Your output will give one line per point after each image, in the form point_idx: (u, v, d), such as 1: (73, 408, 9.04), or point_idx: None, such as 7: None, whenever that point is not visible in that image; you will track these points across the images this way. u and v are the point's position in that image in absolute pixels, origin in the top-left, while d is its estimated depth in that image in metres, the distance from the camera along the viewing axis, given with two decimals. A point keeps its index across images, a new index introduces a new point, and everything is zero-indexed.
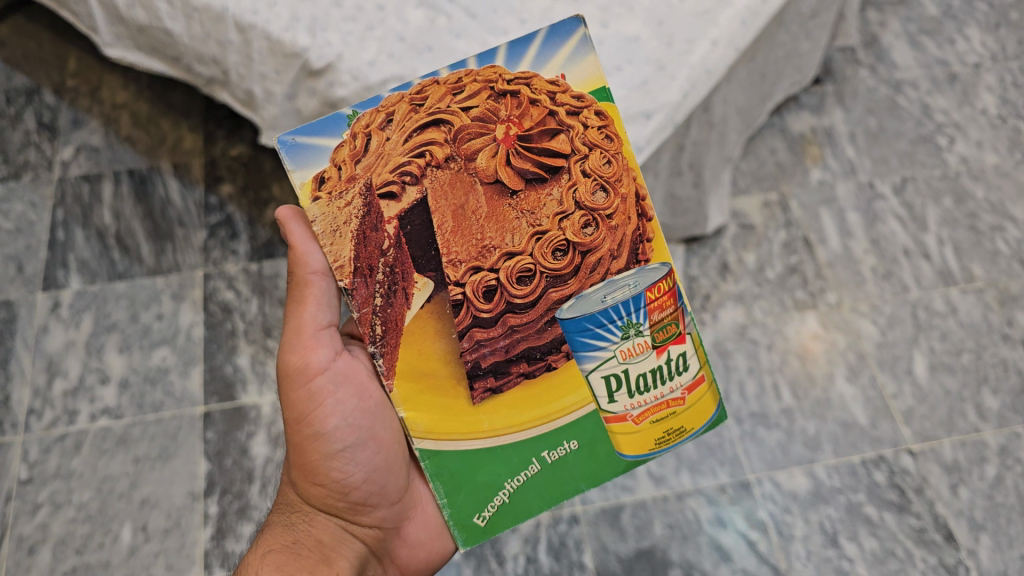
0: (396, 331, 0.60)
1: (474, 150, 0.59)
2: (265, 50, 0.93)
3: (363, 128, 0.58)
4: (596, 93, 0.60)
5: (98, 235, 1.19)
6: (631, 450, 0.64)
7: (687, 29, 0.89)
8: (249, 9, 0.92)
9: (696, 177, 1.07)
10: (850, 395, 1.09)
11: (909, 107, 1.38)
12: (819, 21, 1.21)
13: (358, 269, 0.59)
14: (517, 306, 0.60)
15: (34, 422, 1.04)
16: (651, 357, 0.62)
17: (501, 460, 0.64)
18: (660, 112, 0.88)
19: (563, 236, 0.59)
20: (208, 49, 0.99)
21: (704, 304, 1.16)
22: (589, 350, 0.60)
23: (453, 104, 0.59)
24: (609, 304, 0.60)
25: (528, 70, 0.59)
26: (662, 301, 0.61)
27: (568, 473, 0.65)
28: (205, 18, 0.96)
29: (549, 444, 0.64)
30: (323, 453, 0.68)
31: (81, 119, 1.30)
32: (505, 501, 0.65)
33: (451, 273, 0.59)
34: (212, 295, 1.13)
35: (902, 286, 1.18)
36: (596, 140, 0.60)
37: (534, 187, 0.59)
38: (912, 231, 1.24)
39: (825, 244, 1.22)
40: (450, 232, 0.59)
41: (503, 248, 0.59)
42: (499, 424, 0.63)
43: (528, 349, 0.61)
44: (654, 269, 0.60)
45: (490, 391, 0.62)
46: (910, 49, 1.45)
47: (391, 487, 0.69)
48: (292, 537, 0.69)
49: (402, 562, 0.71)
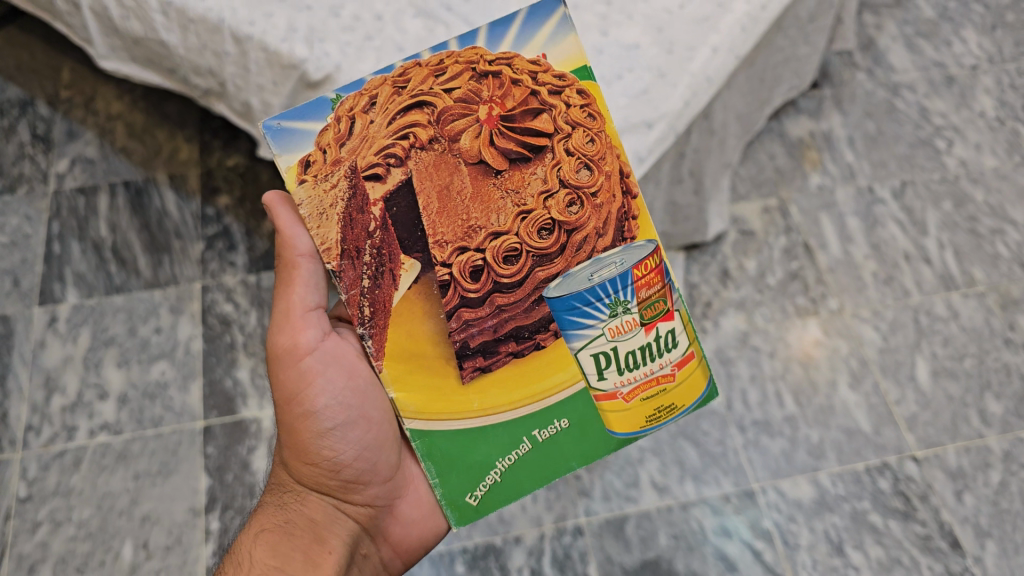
0: (384, 313, 0.61)
1: (458, 131, 0.59)
2: (262, 61, 0.92)
3: (347, 112, 0.59)
4: (578, 72, 0.60)
5: (94, 248, 1.18)
6: (623, 427, 0.64)
7: (687, 36, 0.89)
8: (246, 20, 0.91)
9: (697, 184, 1.06)
10: (853, 402, 1.08)
11: (907, 110, 1.37)
12: (817, 25, 1.21)
13: (346, 251, 0.60)
14: (503, 285, 0.60)
15: (33, 439, 1.03)
16: (640, 334, 0.61)
17: (491, 440, 0.64)
18: (661, 121, 0.87)
19: (548, 215, 0.59)
20: (205, 60, 0.98)
21: (705, 312, 1.16)
22: (577, 329, 0.60)
23: (435, 86, 0.60)
24: (596, 283, 0.59)
25: (508, 51, 0.60)
26: (649, 277, 0.60)
27: (559, 452, 0.65)
28: (202, 29, 0.95)
29: (541, 422, 0.64)
30: (313, 433, 0.68)
31: (76, 130, 1.30)
32: (498, 480, 0.65)
33: (438, 253, 0.59)
34: (210, 308, 1.12)
35: (903, 291, 1.18)
36: (578, 118, 0.60)
37: (518, 166, 0.59)
38: (912, 235, 1.24)
39: (825, 250, 1.21)
40: (435, 213, 0.59)
41: (488, 228, 0.59)
42: (490, 403, 0.63)
43: (515, 328, 0.61)
44: (640, 247, 0.60)
45: (479, 370, 0.62)
46: (907, 52, 1.44)
47: (381, 465, 0.70)
48: (285, 516, 0.70)
49: (395, 539, 0.72)
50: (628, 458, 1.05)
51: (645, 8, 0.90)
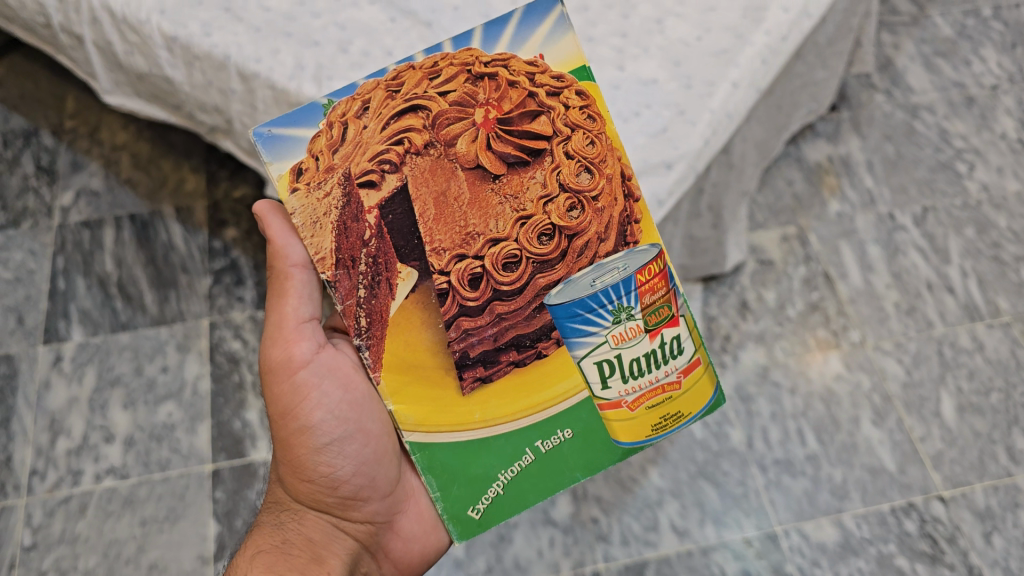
0: (381, 322, 0.60)
1: (454, 135, 0.59)
2: (269, 100, 0.90)
3: (340, 118, 0.59)
4: (575, 73, 0.60)
5: (99, 283, 1.16)
6: (628, 437, 0.62)
7: (705, 71, 0.86)
8: (251, 57, 0.89)
9: (715, 218, 1.04)
10: (876, 438, 1.06)
11: (927, 133, 1.35)
12: (835, 49, 1.19)
13: (341, 260, 0.59)
14: (503, 293, 0.59)
15: (37, 483, 1.01)
16: (645, 341, 0.60)
17: (492, 452, 0.62)
18: (681, 161, 0.85)
19: (548, 220, 0.59)
20: (210, 98, 0.97)
21: (724, 346, 1.13)
22: (580, 336, 0.59)
23: (430, 90, 0.60)
24: (598, 288, 0.59)
25: (504, 52, 0.60)
26: (653, 283, 0.60)
27: (562, 463, 0.63)
28: (207, 66, 0.93)
29: (543, 433, 0.62)
30: (310, 448, 0.67)
31: (81, 161, 1.28)
32: (499, 494, 0.64)
33: (435, 261, 0.59)
34: (218, 345, 1.10)
35: (926, 323, 1.15)
36: (577, 121, 0.60)
37: (516, 171, 0.59)
38: (934, 264, 1.21)
39: (846, 280, 1.18)
40: (432, 219, 0.59)
41: (486, 234, 0.59)
42: (490, 414, 0.61)
43: (516, 336, 0.60)
44: (644, 251, 0.59)
45: (480, 380, 0.61)
46: (925, 71, 1.42)
47: (380, 480, 0.69)
48: (281, 536, 0.69)
49: (396, 554, 0.71)
50: (646, 500, 1.02)
51: (661, 40, 0.87)
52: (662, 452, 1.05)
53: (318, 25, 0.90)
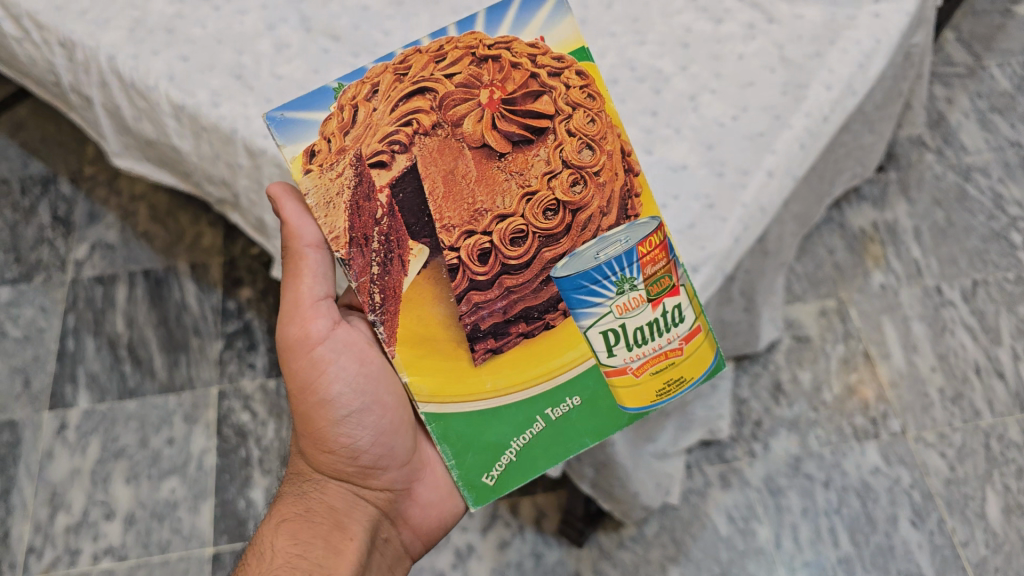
0: (394, 299, 0.55)
1: (460, 116, 0.55)
2: (276, 178, 0.87)
3: (351, 101, 0.55)
4: (575, 53, 0.56)
5: (109, 345, 1.14)
6: (634, 403, 0.59)
7: (740, 155, 0.74)
8: (259, 133, 0.86)
9: (748, 302, 0.98)
10: (915, 541, 0.99)
11: (981, 198, 1.27)
12: (883, 113, 1.12)
13: (354, 238, 0.55)
14: (512, 267, 0.55)
15: (33, 562, 1.00)
16: (647, 310, 0.57)
17: (504, 421, 0.58)
18: (708, 264, 0.71)
19: (552, 196, 0.55)
20: (219, 170, 0.93)
21: (755, 432, 1.07)
22: (586, 307, 0.56)
23: (436, 72, 0.56)
24: (602, 261, 0.55)
25: (506, 35, 0.56)
26: (654, 254, 0.56)
27: (573, 430, 0.60)
28: (214, 139, 0.90)
29: (551, 401, 0.58)
30: (328, 421, 0.63)
31: (98, 212, 1.25)
32: (514, 461, 0.59)
33: (445, 238, 0.55)
34: (226, 417, 1.08)
35: (973, 411, 1.08)
36: (578, 100, 0.56)
37: (521, 149, 0.55)
38: (983, 344, 1.14)
39: (887, 361, 1.11)
40: (440, 197, 0.55)
41: (494, 210, 0.55)
42: (503, 384, 0.58)
43: (525, 308, 0.56)
44: (645, 224, 0.56)
45: (491, 352, 0.57)
46: (980, 129, 1.35)
47: (398, 448, 0.64)
48: (304, 505, 0.65)
49: (416, 521, 0.66)
50: None
51: (694, 120, 0.76)
52: (684, 549, 1.00)
53: None
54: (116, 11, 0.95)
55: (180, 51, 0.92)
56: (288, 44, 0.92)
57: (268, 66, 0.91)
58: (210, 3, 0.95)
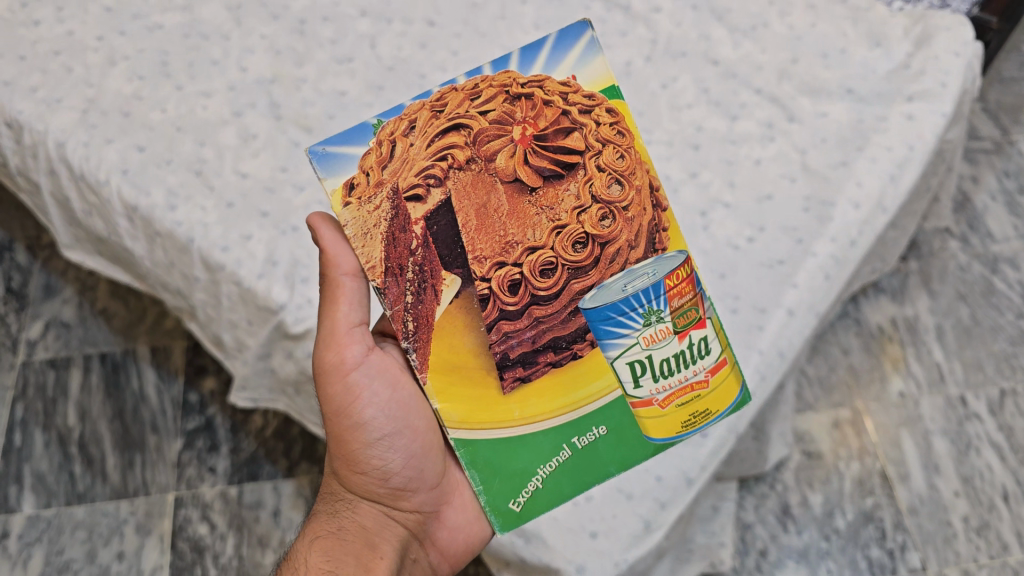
0: (428, 326, 0.59)
1: (494, 151, 0.58)
2: (235, 297, 0.77)
3: (389, 135, 0.58)
4: (606, 92, 0.60)
5: (58, 440, 1.05)
6: (660, 434, 0.62)
7: (759, 294, 0.76)
8: (218, 243, 0.78)
9: (757, 430, 0.91)
10: None
11: (1009, 292, 1.17)
12: (910, 210, 1.02)
13: (389, 269, 0.58)
14: (541, 298, 0.59)
15: None
16: (674, 342, 0.60)
17: (532, 448, 0.62)
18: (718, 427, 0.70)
19: (581, 229, 0.59)
20: (173, 279, 0.82)
21: (760, 564, 1.01)
22: (613, 338, 0.59)
23: (471, 109, 0.59)
24: (630, 293, 0.58)
25: (539, 74, 0.60)
26: (681, 288, 0.59)
27: (599, 460, 0.63)
28: (169, 245, 0.81)
29: (578, 430, 0.62)
30: (362, 443, 0.66)
31: (54, 285, 1.15)
32: (539, 489, 0.63)
33: (477, 268, 0.58)
34: (182, 529, 0.99)
35: (1001, 545, 0.99)
36: (608, 136, 0.59)
37: (552, 184, 0.59)
38: (1012, 466, 1.04)
39: (906, 483, 1.03)
40: (474, 229, 0.58)
41: (525, 243, 0.58)
42: (531, 412, 0.61)
43: (553, 338, 0.60)
44: (672, 257, 0.59)
45: (519, 380, 0.61)
46: (1010, 214, 1.24)
47: (426, 471, 0.68)
48: (336, 524, 0.67)
49: (440, 542, 0.69)
50: None
51: (706, 240, 0.80)
52: None
53: (298, 204, 0.81)
54: (69, 90, 0.90)
55: (136, 140, 0.86)
56: (255, 134, 0.86)
57: (232, 161, 0.84)
58: (172, 81, 0.91)
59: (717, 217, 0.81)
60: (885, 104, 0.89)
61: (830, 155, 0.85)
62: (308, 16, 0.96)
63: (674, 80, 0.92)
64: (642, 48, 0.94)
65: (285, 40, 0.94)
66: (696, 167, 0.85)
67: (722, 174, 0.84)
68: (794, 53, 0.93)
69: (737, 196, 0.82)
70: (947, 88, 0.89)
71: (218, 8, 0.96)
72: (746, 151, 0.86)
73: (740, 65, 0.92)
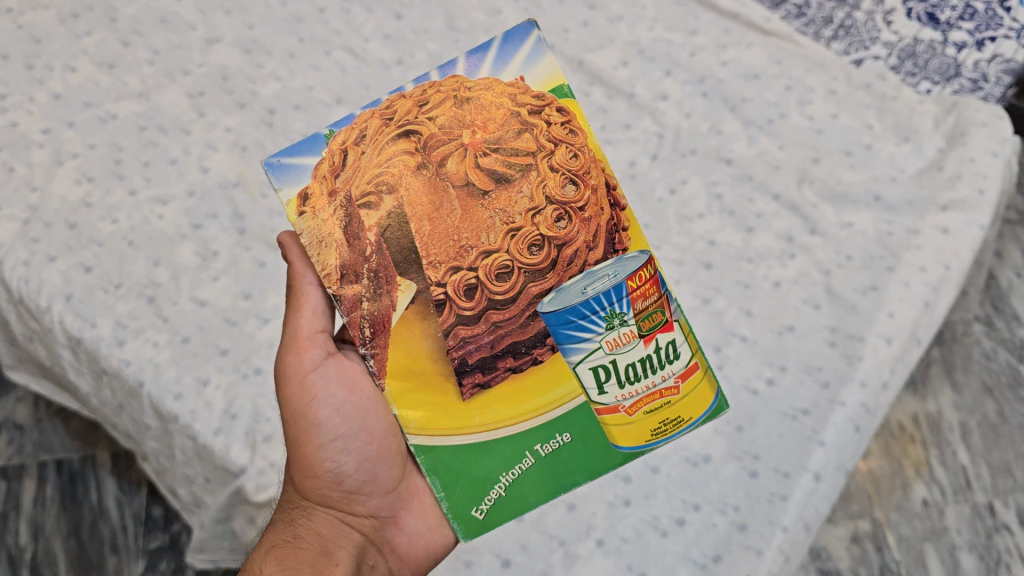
0: (385, 334, 0.52)
1: (444, 155, 0.51)
2: (190, 452, 0.69)
3: (339, 145, 0.51)
4: (558, 92, 0.51)
5: (8, 561, 0.95)
6: (627, 442, 0.53)
7: (783, 455, 0.68)
8: (172, 391, 0.69)
9: None
10: None
11: None
12: None
13: (346, 276, 0.52)
14: (498, 303, 0.51)
15: None
16: (639, 346, 0.51)
17: (492, 456, 0.53)
18: None
19: (537, 231, 0.50)
20: (122, 421, 0.73)
21: None
22: (573, 342, 0.50)
23: (420, 115, 0.52)
24: (589, 296, 0.49)
25: (486, 76, 0.52)
26: (645, 289, 0.50)
27: (565, 471, 0.54)
28: (117, 386, 0.72)
29: (542, 437, 0.53)
30: (314, 444, 0.58)
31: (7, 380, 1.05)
32: (501, 497, 0.54)
33: (431, 274, 0.51)
34: None
35: None
36: (560, 136, 0.51)
37: (504, 186, 0.50)
38: None
39: None
40: (426, 235, 0.50)
41: (479, 247, 0.50)
42: (491, 418, 0.53)
43: (511, 343, 0.51)
44: (634, 257, 0.50)
45: (479, 386, 0.52)
46: None
47: (386, 473, 0.59)
48: (288, 533, 0.57)
49: (404, 551, 0.59)
50: None
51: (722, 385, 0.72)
52: None
53: (262, 340, 0.72)
54: (10, 195, 0.81)
55: (83, 259, 0.77)
56: (215, 252, 0.77)
57: (189, 287, 0.75)
58: (125, 184, 0.82)
59: (733, 354, 0.73)
60: (917, 213, 0.80)
61: (858, 278, 0.76)
62: (278, 105, 0.88)
63: (683, 184, 0.83)
64: (648, 145, 0.86)
65: (252, 136, 0.85)
66: (708, 291, 0.77)
67: (737, 301, 0.76)
68: (817, 151, 0.85)
69: (755, 327, 0.74)
70: (986, 196, 0.80)
71: (178, 96, 0.88)
72: (764, 271, 0.77)
73: (755, 165, 0.83)
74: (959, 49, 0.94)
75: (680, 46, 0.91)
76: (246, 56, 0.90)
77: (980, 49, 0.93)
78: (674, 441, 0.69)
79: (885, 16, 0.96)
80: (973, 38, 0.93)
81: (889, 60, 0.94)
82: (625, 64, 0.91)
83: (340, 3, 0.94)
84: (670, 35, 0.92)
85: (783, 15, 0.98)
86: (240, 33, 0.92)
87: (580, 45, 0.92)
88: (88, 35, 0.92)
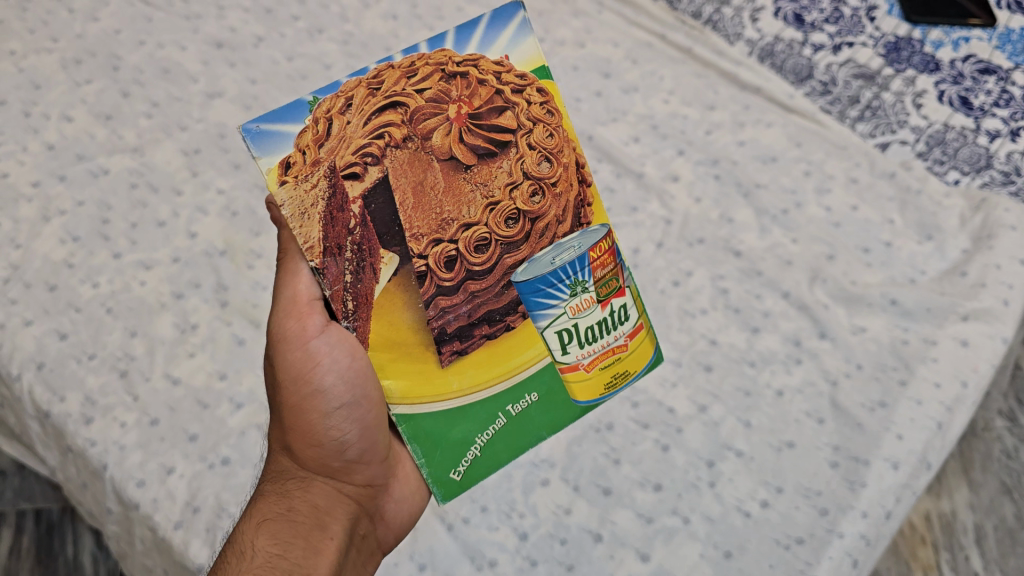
0: (367, 306, 0.52)
1: (429, 129, 0.51)
2: (150, 542, 0.67)
3: (325, 113, 0.50)
4: (539, 72, 0.52)
5: None
6: (584, 396, 0.59)
7: None
8: (135, 478, 0.67)
9: None
10: None
11: None
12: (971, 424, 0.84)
13: (328, 248, 0.50)
14: (476, 273, 0.52)
15: None
16: (597, 310, 0.56)
17: (470, 418, 0.57)
18: None
19: (513, 205, 0.52)
20: (86, 499, 0.72)
21: None
22: (543, 309, 0.54)
23: (407, 87, 0.51)
24: (558, 266, 0.53)
25: (475, 53, 0.52)
26: (604, 258, 0.55)
27: (529, 425, 0.60)
28: (82, 465, 0.70)
29: (512, 398, 0.58)
30: (318, 411, 0.59)
31: None
32: (477, 455, 0.59)
33: (414, 246, 0.51)
34: None
35: None
36: (539, 115, 0.52)
37: (486, 161, 0.52)
38: None
39: None
40: (410, 207, 0.51)
41: (460, 220, 0.51)
42: (469, 383, 0.56)
43: (488, 311, 0.54)
44: (595, 231, 0.55)
45: (457, 354, 0.55)
46: None
47: (382, 443, 0.60)
48: (284, 505, 0.58)
49: (391, 517, 0.62)
50: None
51: (712, 505, 0.68)
52: None
53: (232, 428, 0.69)
54: None
55: (57, 326, 0.74)
56: (194, 325, 0.74)
57: (163, 362, 0.72)
58: (109, 246, 0.79)
59: (728, 470, 0.69)
60: (935, 321, 0.74)
61: (867, 390, 0.72)
62: None
63: (687, 276, 0.79)
64: (654, 231, 0.82)
65: (244, 200, 0.82)
66: (707, 397, 0.73)
67: (736, 410, 0.72)
68: (832, 247, 0.79)
69: (751, 441, 0.70)
70: (1011, 307, 0.75)
71: (172, 153, 0.85)
72: (766, 377, 0.73)
73: (765, 260, 0.79)
74: (991, 139, 0.86)
75: (696, 123, 0.87)
76: (246, 113, 0.87)
77: (1014, 139, 0.85)
78: (657, 563, 0.66)
79: (915, 99, 0.89)
80: (1007, 126, 0.86)
81: (917, 145, 0.86)
82: (636, 140, 0.87)
83: (347, 61, 0.91)
84: (686, 110, 0.88)
85: (808, 91, 0.91)
86: (243, 89, 0.89)
87: (591, 118, 0.88)
88: (88, 83, 0.89)
